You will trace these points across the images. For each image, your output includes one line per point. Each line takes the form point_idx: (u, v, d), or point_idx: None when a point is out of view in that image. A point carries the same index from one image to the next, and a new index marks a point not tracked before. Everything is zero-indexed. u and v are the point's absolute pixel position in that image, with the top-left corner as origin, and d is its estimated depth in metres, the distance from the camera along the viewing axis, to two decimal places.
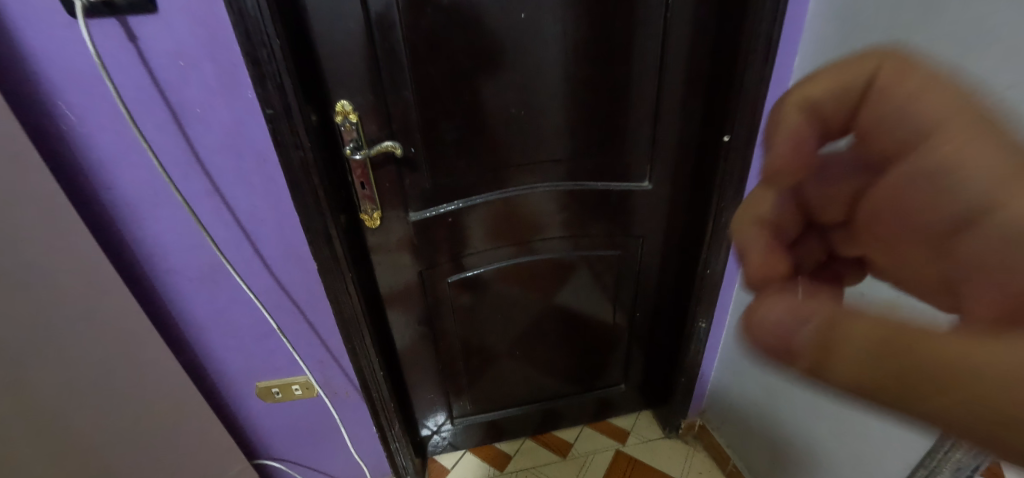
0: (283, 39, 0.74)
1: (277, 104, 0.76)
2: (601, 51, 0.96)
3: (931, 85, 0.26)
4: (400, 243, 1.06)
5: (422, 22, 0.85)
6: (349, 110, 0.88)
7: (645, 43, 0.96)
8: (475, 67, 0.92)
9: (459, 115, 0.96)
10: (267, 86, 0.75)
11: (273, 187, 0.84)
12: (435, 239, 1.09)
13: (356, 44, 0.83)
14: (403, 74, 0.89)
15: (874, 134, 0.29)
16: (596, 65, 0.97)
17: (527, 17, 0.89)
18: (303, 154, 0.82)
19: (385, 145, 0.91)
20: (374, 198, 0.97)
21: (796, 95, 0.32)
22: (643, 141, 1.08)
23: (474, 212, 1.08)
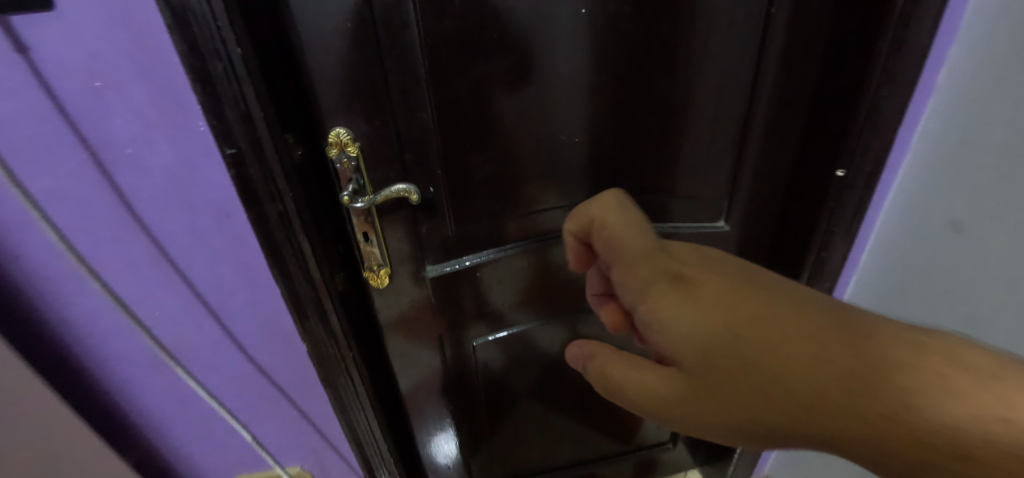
0: (247, 47, 0.50)
1: (241, 140, 0.53)
2: (684, 56, 0.72)
3: (615, 231, 0.49)
4: (415, 304, 0.83)
5: (447, 20, 0.61)
6: (347, 141, 0.64)
7: (742, 46, 0.72)
8: (515, 81, 0.68)
9: (492, 145, 0.72)
10: (226, 116, 0.51)
11: (241, 251, 0.61)
12: (458, 297, 0.86)
13: (355, 51, 0.60)
14: (421, 92, 0.65)
15: (606, 255, 0.51)
16: (673, 75, 0.73)
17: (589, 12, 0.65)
18: (285, 207, 0.58)
19: (397, 189, 0.66)
20: (381, 254, 0.73)
21: (568, 231, 0.55)
22: (723, 173, 0.85)
23: (508, 264, 0.85)
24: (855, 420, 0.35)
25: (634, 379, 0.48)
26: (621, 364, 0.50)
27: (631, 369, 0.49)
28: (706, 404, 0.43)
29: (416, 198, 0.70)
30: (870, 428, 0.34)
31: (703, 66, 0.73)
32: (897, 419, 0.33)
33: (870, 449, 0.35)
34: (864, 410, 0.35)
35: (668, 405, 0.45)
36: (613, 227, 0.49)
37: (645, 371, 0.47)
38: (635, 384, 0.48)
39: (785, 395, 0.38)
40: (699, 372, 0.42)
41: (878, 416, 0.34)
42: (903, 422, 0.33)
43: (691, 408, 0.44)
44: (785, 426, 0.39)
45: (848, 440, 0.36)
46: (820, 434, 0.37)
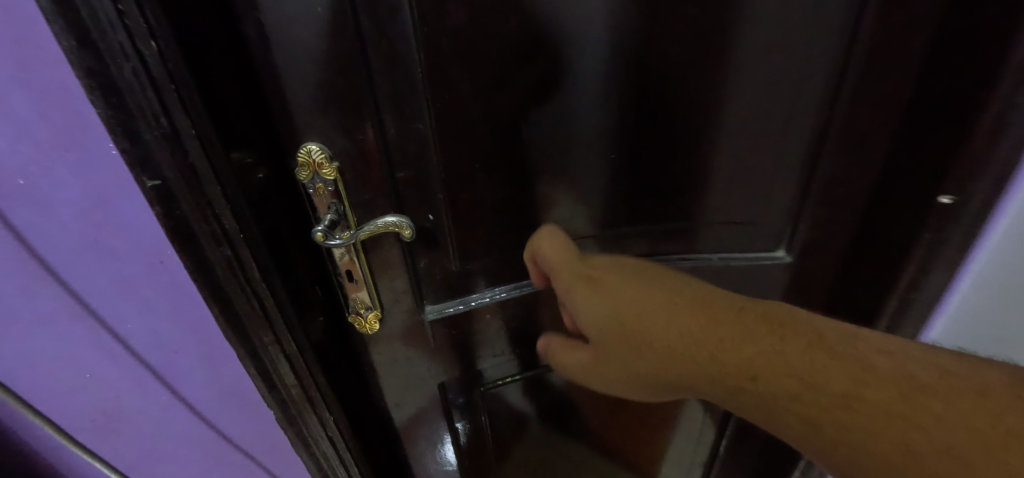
0: (164, 41, 0.36)
1: (168, 169, 0.39)
2: (755, 50, 0.56)
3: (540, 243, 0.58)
4: (410, 350, 0.69)
5: (450, 4, 0.46)
6: (323, 161, 0.50)
7: (829, 38, 0.56)
8: (536, 83, 0.53)
9: (505, 164, 0.58)
10: (142, 136, 0.37)
11: (181, 300, 0.49)
12: (464, 341, 0.72)
13: (329, 45, 0.45)
14: (418, 100, 0.51)
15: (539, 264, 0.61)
16: (741, 74, 0.57)
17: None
18: (234, 249, 0.44)
19: (384, 223, 0.51)
20: (370, 296, 0.60)
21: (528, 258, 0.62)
22: (787, 194, 0.69)
23: (525, 303, 0.71)
24: (728, 385, 0.46)
25: (577, 358, 0.60)
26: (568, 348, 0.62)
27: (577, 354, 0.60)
28: (624, 375, 0.54)
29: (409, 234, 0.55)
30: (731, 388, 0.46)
31: (778, 63, 0.57)
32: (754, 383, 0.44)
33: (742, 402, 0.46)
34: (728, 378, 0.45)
35: (593, 375, 0.58)
36: (544, 247, 0.58)
37: (582, 353, 0.59)
38: (577, 359, 0.61)
39: (673, 368, 0.49)
40: (612, 354, 0.54)
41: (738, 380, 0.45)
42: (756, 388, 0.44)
43: (613, 378, 0.56)
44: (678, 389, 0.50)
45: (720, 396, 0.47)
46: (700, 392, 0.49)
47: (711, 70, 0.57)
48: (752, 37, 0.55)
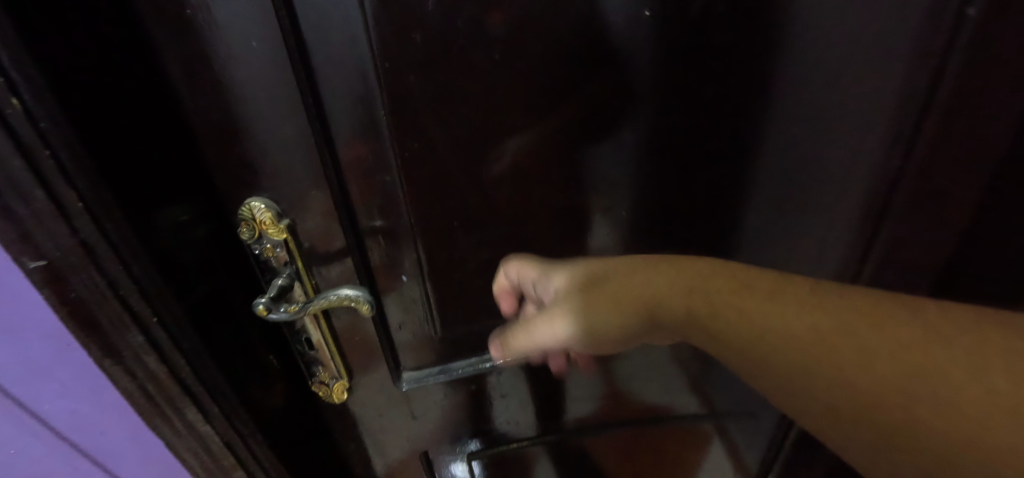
0: (39, 98, 0.28)
1: (55, 247, 0.32)
2: (794, 81, 0.47)
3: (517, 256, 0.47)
4: (390, 425, 0.60)
5: (417, 33, 0.39)
6: (267, 219, 0.42)
7: (892, 67, 0.45)
8: (524, 123, 0.45)
9: (491, 214, 0.50)
10: (18, 213, 0.30)
11: (99, 380, 0.43)
12: (449, 419, 0.62)
13: (271, 85, 0.38)
14: (383, 152, 0.43)
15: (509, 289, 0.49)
16: (778, 107, 0.49)
17: (653, 14, 0.42)
18: (145, 334, 0.37)
19: (337, 296, 0.46)
20: (334, 368, 0.52)
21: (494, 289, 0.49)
22: (838, 250, 0.58)
23: (518, 376, 0.61)
24: (726, 296, 0.37)
25: (529, 344, 0.45)
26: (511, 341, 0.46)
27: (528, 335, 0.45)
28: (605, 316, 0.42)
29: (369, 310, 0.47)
30: (746, 315, 0.36)
31: (821, 95, 0.48)
32: (757, 295, 0.36)
33: (782, 350, 0.34)
34: (732, 292, 0.37)
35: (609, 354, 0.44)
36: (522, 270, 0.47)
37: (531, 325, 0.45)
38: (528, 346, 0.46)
39: (719, 329, 0.37)
40: (582, 290, 0.44)
41: (737, 284, 0.37)
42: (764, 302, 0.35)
43: (591, 330, 0.43)
44: (679, 317, 0.39)
45: (751, 340, 0.35)
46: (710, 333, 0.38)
47: (741, 100, 0.48)
48: (791, 65, 0.46)
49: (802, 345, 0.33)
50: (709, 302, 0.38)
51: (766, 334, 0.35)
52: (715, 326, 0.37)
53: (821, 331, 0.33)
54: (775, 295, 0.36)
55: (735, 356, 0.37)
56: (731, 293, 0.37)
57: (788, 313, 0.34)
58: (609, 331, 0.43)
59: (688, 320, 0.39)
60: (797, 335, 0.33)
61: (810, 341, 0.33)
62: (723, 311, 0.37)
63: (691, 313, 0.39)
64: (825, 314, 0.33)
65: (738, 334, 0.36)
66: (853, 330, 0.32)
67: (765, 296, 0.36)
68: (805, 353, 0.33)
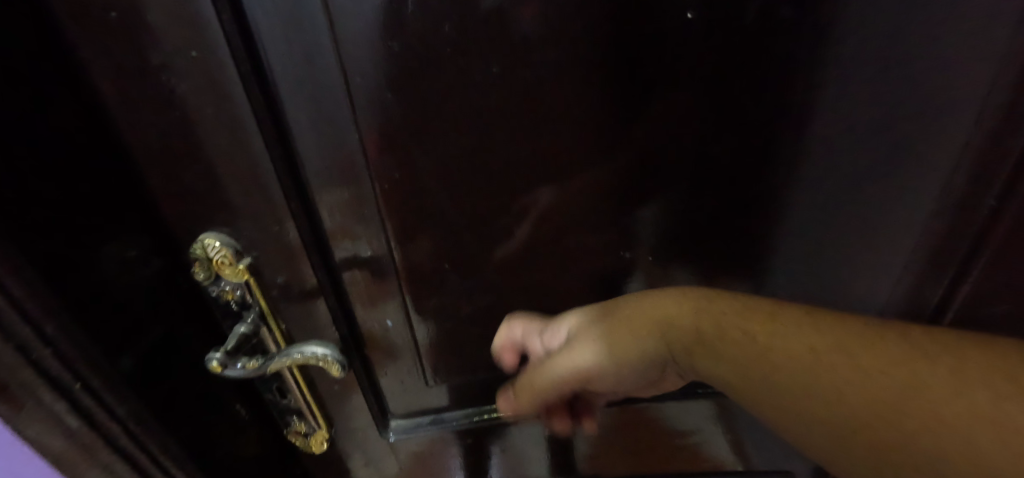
0: None
1: None
2: (870, 100, 0.38)
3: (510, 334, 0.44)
4: (378, 475, 0.54)
5: (396, 42, 0.32)
6: (222, 259, 0.36)
7: (995, 87, 0.36)
8: (531, 150, 0.38)
9: (489, 250, 0.43)
10: None
11: (22, 448, 0.42)
12: (443, 469, 0.56)
13: (221, 105, 0.31)
14: (363, 184, 0.37)
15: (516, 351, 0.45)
16: (850, 130, 0.40)
17: (697, 17, 0.34)
18: (69, 400, 0.31)
19: (303, 356, 0.39)
20: (310, 420, 0.46)
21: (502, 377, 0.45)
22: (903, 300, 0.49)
23: (520, 429, 0.54)
24: (720, 311, 0.35)
25: (551, 381, 0.40)
26: (529, 383, 0.41)
27: (544, 373, 0.40)
28: (618, 339, 0.38)
29: (341, 371, 0.41)
30: (750, 337, 0.33)
31: (898, 118, 0.39)
32: (745, 314, 0.34)
33: (805, 382, 0.31)
34: (723, 313, 0.35)
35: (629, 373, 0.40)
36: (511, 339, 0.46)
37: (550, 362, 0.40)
38: (551, 387, 0.41)
39: (732, 351, 0.33)
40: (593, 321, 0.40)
41: (730, 301, 0.35)
42: (757, 325, 0.33)
43: (606, 358, 0.39)
44: (689, 339, 0.35)
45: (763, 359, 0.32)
46: (728, 364, 0.34)
47: (802, 121, 0.39)
48: (870, 80, 0.37)
49: (823, 374, 0.30)
50: (715, 324, 0.35)
51: (775, 355, 0.32)
52: (727, 346, 0.34)
53: (823, 348, 0.31)
54: (767, 317, 0.33)
55: (773, 394, 0.32)
56: (724, 313, 0.35)
57: (783, 332, 0.32)
58: (626, 357, 0.38)
59: (700, 340, 0.35)
60: (811, 360, 0.31)
61: (814, 367, 0.31)
62: (730, 335, 0.34)
63: (699, 333, 0.35)
64: (818, 332, 0.31)
65: (754, 366, 0.33)
66: (831, 346, 0.31)
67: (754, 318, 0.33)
68: (818, 379, 0.30)
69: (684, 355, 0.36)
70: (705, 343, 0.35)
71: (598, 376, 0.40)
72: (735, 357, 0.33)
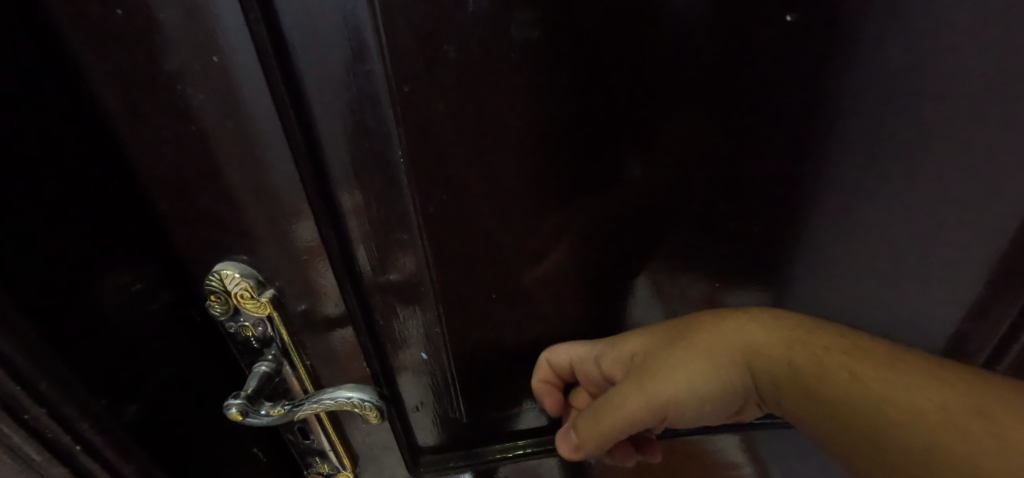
0: None
1: None
2: (973, 116, 0.34)
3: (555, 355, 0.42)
4: None
5: (452, 46, 0.28)
6: (243, 292, 0.32)
7: None
8: (586, 163, 0.35)
9: (533, 274, 0.39)
10: None
11: None
12: None
13: (245, 117, 0.27)
14: (403, 208, 0.32)
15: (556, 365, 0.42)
16: (947, 148, 0.36)
17: (797, 21, 0.31)
18: (67, 464, 0.27)
19: (337, 401, 0.35)
20: (334, 461, 0.42)
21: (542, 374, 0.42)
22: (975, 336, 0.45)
23: (555, 464, 0.50)
24: (825, 348, 0.32)
25: (622, 417, 0.37)
26: (593, 423, 0.38)
27: (613, 409, 0.38)
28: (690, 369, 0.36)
29: (375, 415, 0.36)
30: (859, 383, 0.31)
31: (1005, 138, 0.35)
32: (860, 356, 0.32)
33: (905, 433, 0.29)
34: (827, 351, 0.32)
35: (701, 400, 0.37)
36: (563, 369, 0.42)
37: (618, 390, 0.38)
38: (619, 424, 0.37)
39: (823, 385, 0.32)
40: (657, 347, 0.37)
41: (835, 339, 0.33)
42: (861, 360, 0.31)
43: (679, 391, 0.36)
44: (779, 370, 0.34)
45: (856, 400, 0.30)
46: (821, 403, 0.32)
47: (896, 138, 0.36)
48: (983, 94, 0.34)
49: (927, 422, 0.28)
50: (813, 360, 0.32)
51: (885, 404, 0.30)
52: (816, 383, 0.32)
53: (939, 401, 0.28)
54: (883, 362, 0.31)
55: (859, 429, 0.30)
56: (829, 350, 0.32)
57: (884, 376, 0.30)
58: (700, 387, 0.36)
59: (792, 374, 0.33)
60: (919, 408, 0.28)
61: (920, 416, 0.28)
62: (830, 373, 0.32)
63: (792, 367, 0.33)
64: (933, 381, 0.29)
65: (850, 409, 0.31)
66: (949, 400, 0.28)
67: (870, 360, 0.31)
68: (915, 427, 0.28)
69: (775, 389, 0.35)
70: (797, 378, 0.33)
71: (673, 411, 0.37)
72: (824, 395, 0.32)
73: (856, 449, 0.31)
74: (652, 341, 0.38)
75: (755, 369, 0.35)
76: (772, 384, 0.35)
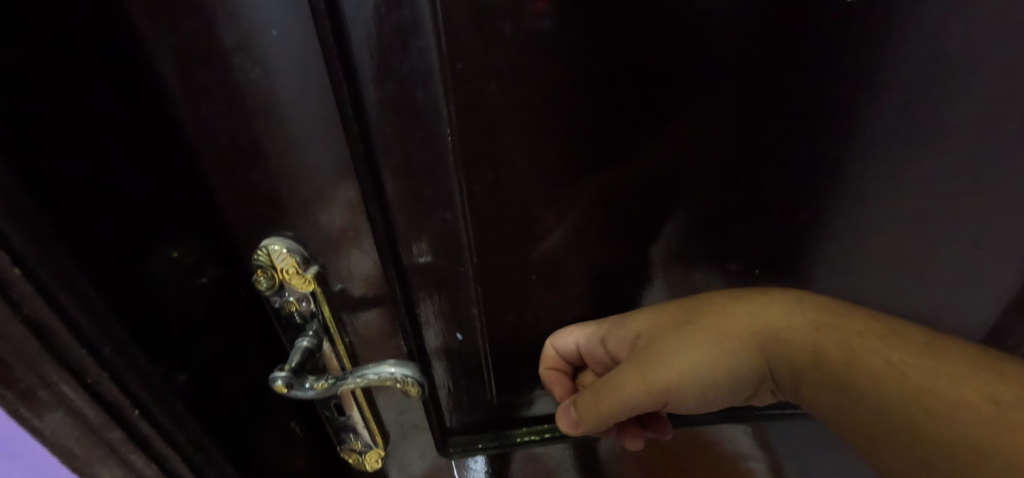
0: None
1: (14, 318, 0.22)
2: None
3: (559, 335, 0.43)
4: None
5: (507, 23, 0.28)
6: (290, 267, 0.32)
7: None
8: (628, 146, 0.35)
9: (569, 256, 0.39)
10: None
11: None
12: None
13: (301, 92, 0.27)
14: (447, 186, 0.33)
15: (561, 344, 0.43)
16: (1004, 142, 0.35)
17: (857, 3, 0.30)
18: (124, 427, 0.27)
19: (379, 377, 0.35)
20: (368, 438, 0.42)
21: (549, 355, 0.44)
22: (1008, 333, 0.44)
23: (579, 447, 0.51)
24: (853, 331, 0.32)
25: (623, 397, 0.38)
26: (594, 400, 0.39)
27: (612, 392, 0.38)
28: (695, 356, 0.36)
29: (416, 391, 0.37)
30: (892, 371, 0.30)
31: None
32: (895, 343, 0.31)
33: (932, 420, 0.28)
34: (858, 336, 0.31)
35: (715, 384, 0.37)
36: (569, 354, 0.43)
37: (620, 373, 0.38)
38: (619, 406, 0.38)
39: (851, 376, 0.31)
40: (663, 330, 0.37)
41: (866, 324, 0.32)
42: (897, 347, 0.30)
43: (683, 376, 0.36)
44: (800, 355, 0.33)
45: (892, 389, 0.30)
46: (842, 393, 0.32)
47: (951, 128, 0.35)
48: None
49: (962, 413, 0.27)
50: (845, 345, 0.31)
51: (909, 391, 0.29)
52: (843, 373, 0.31)
53: (1000, 399, 0.27)
54: (917, 352, 0.30)
55: (902, 422, 0.29)
56: (864, 338, 0.31)
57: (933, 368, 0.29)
58: (709, 373, 0.36)
59: (814, 359, 0.33)
60: (947, 396, 0.28)
61: (948, 405, 0.28)
62: (867, 360, 0.31)
63: (817, 352, 0.33)
64: (995, 377, 0.28)
65: (873, 398, 0.30)
66: (999, 394, 0.27)
67: (909, 348, 0.30)
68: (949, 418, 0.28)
69: (791, 375, 0.34)
70: (822, 364, 0.32)
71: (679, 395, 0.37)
72: (853, 382, 0.31)
73: (880, 432, 0.30)
74: (662, 324, 0.37)
75: (770, 356, 0.35)
76: (791, 374, 0.34)
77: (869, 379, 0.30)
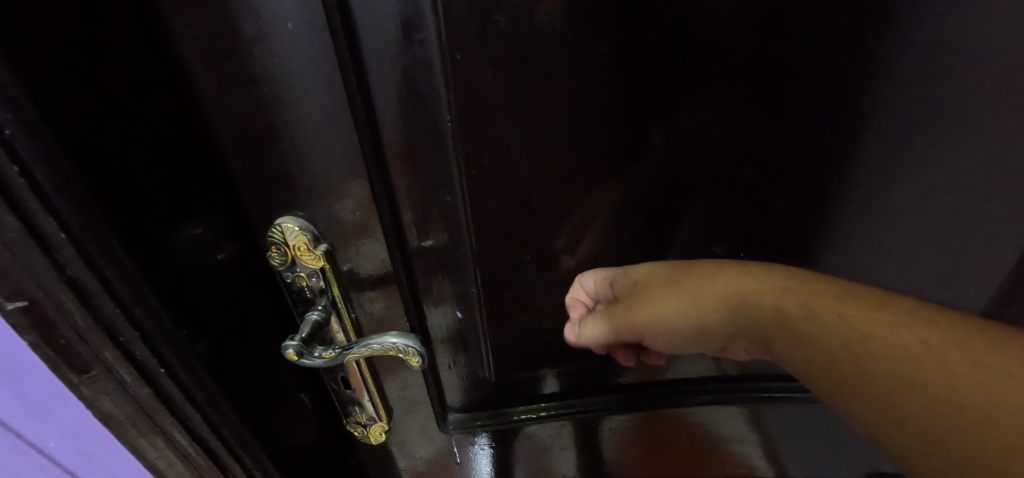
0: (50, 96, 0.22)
1: (56, 279, 0.25)
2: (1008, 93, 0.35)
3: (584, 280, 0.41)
4: (424, 465, 0.53)
5: (501, 16, 0.30)
6: (301, 244, 0.35)
7: None
8: (618, 134, 0.37)
9: (564, 239, 0.41)
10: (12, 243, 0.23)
11: (81, 423, 0.39)
12: (490, 461, 0.54)
13: (313, 80, 0.30)
14: (447, 169, 0.35)
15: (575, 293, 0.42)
16: (971, 123, 0.37)
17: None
18: (151, 386, 0.30)
19: (382, 346, 0.38)
20: (373, 411, 0.45)
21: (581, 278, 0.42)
22: (993, 314, 0.46)
23: (575, 427, 0.53)
24: (809, 293, 0.32)
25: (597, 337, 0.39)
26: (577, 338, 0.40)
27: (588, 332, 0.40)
28: (671, 306, 0.36)
29: (416, 362, 0.39)
30: (844, 324, 0.30)
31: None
32: (850, 301, 0.31)
33: (883, 369, 0.29)
34: (818, 295, 0.32)
35: (687, 335, 0.37)
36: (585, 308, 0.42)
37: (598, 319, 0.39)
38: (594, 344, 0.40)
39: (809, 332, 0.31)
40: (647, 284, 0.38)
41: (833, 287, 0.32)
42: (855, 305, 0.30)
43: (656, 323, 0.37)
44: (764, 316, 0.33)
45: (843, 342, 0.30)
46: (803, 347, 0.32)
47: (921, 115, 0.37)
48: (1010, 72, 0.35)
49: (910, 361, 0.28)
50: (805, 304, 0.32)
51: (870, 342, 0.29)
52: (797, 328, 0.32)
53: (930, 339, 0.28)
54: (874, 307, 0.30)
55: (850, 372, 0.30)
56: (821, 296, 0.31)
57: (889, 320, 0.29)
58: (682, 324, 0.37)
59: (781, 322, 0.33)
60: (913, 352, 0.28)
61: (902, 359, 0.28)
62: (825, 317, 0.31)
63: (781, 313, 0.33)
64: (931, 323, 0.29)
65: (840, 356, 0.30)
66: (929, 336, 0.28)
67: (858, 305, 0.30)
68: (921, 381, 0.27)
69: (756, 332, 0.34)
70: (785, 324, 0.32)
71: (648, 337, 0.39)
72: (808, 336, 0.31)
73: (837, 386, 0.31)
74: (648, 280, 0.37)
75: (741, 319, 0.35)
76: (757, 334, 0.34)
77: (824, 334, 0.31)
